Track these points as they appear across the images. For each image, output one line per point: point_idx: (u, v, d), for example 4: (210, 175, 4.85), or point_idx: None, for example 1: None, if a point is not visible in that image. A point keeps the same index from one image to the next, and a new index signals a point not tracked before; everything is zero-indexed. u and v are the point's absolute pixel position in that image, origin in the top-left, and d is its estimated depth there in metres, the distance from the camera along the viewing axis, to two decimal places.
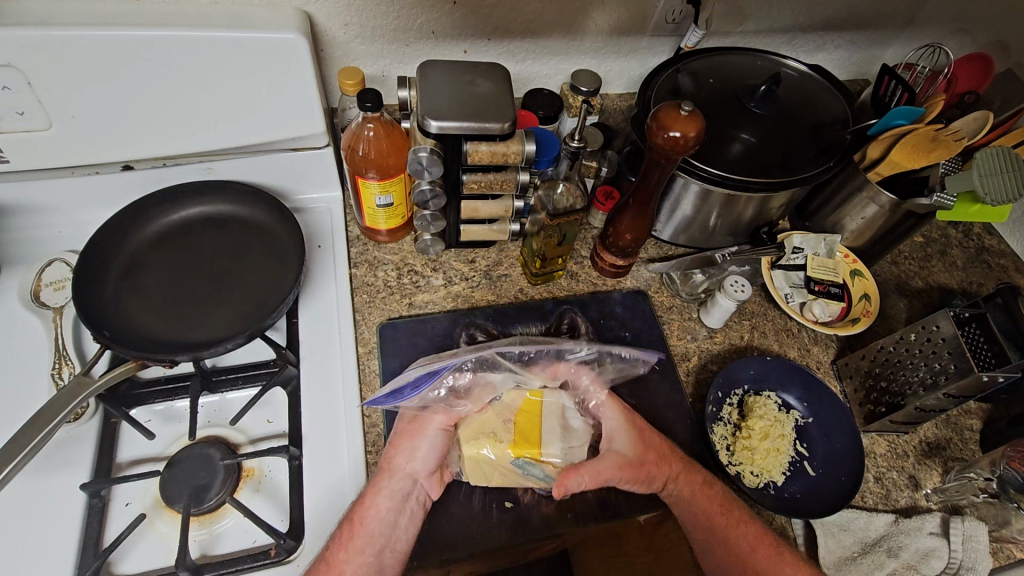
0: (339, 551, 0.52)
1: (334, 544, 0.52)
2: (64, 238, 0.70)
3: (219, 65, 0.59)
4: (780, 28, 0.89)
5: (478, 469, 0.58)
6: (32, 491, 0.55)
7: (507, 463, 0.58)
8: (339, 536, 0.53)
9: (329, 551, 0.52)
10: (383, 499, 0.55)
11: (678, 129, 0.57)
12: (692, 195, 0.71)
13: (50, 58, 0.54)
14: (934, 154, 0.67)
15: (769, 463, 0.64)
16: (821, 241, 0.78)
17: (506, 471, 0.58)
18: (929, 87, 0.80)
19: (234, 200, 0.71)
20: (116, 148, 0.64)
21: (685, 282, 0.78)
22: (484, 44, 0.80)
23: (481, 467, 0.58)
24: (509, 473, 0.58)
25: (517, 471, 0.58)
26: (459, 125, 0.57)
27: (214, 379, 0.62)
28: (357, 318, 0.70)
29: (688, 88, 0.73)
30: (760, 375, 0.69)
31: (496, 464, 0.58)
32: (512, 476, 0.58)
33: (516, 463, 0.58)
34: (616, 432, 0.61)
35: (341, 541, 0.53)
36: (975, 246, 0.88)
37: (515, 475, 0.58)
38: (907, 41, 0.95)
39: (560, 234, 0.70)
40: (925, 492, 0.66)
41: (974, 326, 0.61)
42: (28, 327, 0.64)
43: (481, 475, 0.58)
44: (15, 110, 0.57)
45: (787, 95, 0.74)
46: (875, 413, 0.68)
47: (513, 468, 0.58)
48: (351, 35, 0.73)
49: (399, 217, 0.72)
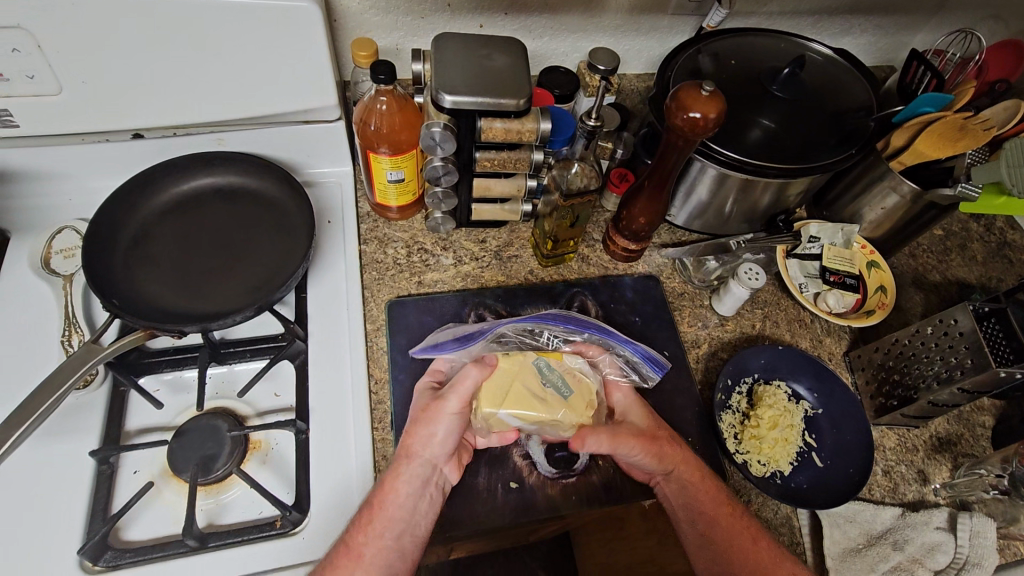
0: (358, 534, 0.51)
1: (355, 526, 0.52)
2: (72, 206, 0.70)
3: (231, 33, 0.58)
4: (805, 10, 0.86)
5: (497, 376, 0.58)
6: (42, 455, 0.56)
7: (528, 365, 0.59)
8: (361, 522, 0.52)
9: (349, 535, 0.51)
10: (405, 480, 0.53)
11: (697, 109, 0.55)
12: (708, 179, 0.69)
13: (62, 21, 0.53)
14: (960, 143, 0.66)
15: (777, 453, 0.64)
16: (838, 231, 0.76)
17: (528, 376, 0.58)
18: (958, 75, 0.77)
19: (245, 172, 0.70)
20: (126, 115, 0.63)
21: (698, 269, 0.77)
22: (500, 19, 0.78)
23: (502, 378, 0.58)
24: (527, 379, 0.58)
25: (538, 375, 0.59)
26: (473, 101, 0.56)
27: (222, 351, 0.62)
28: (366, 295, 0.70)
29: (708, 69, 0.71)
30: (770, 364, 0.69)
31: (516, 368, 0.58)
32: (532, 381, 0.58)
33: (537, 365, 0.59)
34: (626, 406, 0.62)
35: (360, 523, 0.52)
36: (996, 241, 0.86)
37: (534, 381, 0.58)
38: (937, 27, 0.93)
39: (573, 215, 0.68)
40: (933, 487, 0.65)
41: (993, 321, 0.60)
42: (38, 294, 0.64)
43: (498, 390, 0.57)
44: (25, 74, 0.56)
45: (811, 78, 0.72)
46: (887, 406, 0.68)
47: (533, 370, 0.59)
48: (365, 6, 0.72)
49: (410, 194, 0.72)
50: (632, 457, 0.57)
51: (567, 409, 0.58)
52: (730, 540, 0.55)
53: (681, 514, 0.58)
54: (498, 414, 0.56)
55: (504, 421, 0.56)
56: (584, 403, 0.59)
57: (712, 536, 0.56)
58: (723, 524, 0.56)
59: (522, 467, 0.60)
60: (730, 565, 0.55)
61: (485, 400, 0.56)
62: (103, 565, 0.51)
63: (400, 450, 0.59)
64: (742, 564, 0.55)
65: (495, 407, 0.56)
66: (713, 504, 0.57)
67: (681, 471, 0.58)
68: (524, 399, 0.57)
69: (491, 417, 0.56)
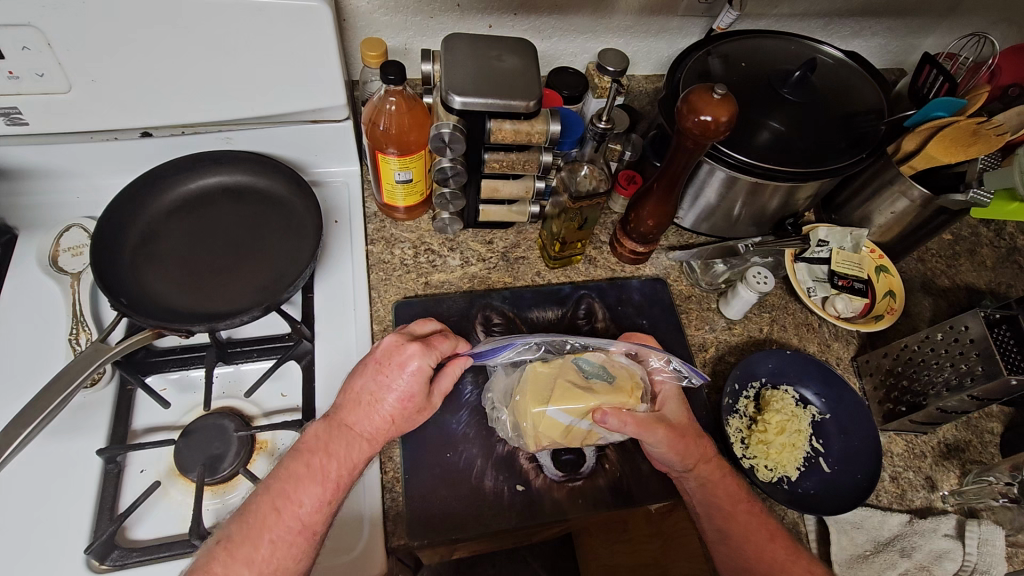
0: (311, 507, 0.46)
1: (311, 499, 0.46)
2: (81, 203, 0.70)
3: (238, 28, 0.58)
4: (816, 12, 0.86)
5: (542, 378, 0.59)
6: (51, 453, 0.56)
7: (568, 363, 0.60)
8: (311, 491, 0.46)
9: (295, 507, 0.46)
10: (363, 463, 0.50)
11: (709, 112, 0.55)
12: (717, 181, 0.69)
13: (72, 19, 0.53)
14: (972, 149, 0.65)
15: (785, 458, 0.63)
16: (847, 235, 0.76)
17: (567, 372, 0.59)
18: (972, 79, 0.77)
19: (252, 171, 0.70)
20: (134, 113, 0.63)
21: (706, 272, 0.76)
22: (510, 19, 0.78)
23: (541, 381, 0.59)
24: (569, 375, 0.59)
25: (578, 370, 0.60)
26: (483, 102, 0.56)
27: (228, 351, 0.62)
28: (373, 295, 0.70)
29: (719, 72, 0.71)
30: (779, 369, 0.68)
31: (557, 368, 0.60)
32: (572, 375, 0.59)
33: (577, 362, 0.60)
34: (668, 397, 0.60)
35: (313, 498, 0.46)
36: (1005, 246, 0.86)
37: (576, 376, 0.59)
38: (948, 30, 0.92)
39: (581, 217, 0.68)
40: (941, 494, 0.65)
41: (1004, 328, 0.59)
42: (45, 292, 0.64)
43: (539, 388, 0.58)
44: (34, 72, 0.56)
45: (822, 82, 0.72)
46: (894, 412, 0.67)
47: (574, 367, 0.60)
48: (374, 6, 0.72)
49: (417, 195, 0.71)
50: (656, 450, 0.56)
51: (612, 396, 0.57)
52: (748, 537, 0.54)
53: (701, 511, 0.57)
54: (547, 412, 0.57)
55: (554, 419, 0.57)
56: (629, 389, 0.58)
57: (729, 533, 0.55)
58: (741, 519, 0.55)
59: (528, 469, 0.60)
60: (747, 561, 0.53)
61: (532, 400, 0.57)
62: (110, 564, 0.51)
63: (406, 450, 0.59)
64: (758, 558, 0.53)
65: (543, 406, 0.57)
66: (730, 501, 0.56)
67: (702, 469, 0.56)
68: (570, 393, 0.57)
69: (539, 418, 0.57)
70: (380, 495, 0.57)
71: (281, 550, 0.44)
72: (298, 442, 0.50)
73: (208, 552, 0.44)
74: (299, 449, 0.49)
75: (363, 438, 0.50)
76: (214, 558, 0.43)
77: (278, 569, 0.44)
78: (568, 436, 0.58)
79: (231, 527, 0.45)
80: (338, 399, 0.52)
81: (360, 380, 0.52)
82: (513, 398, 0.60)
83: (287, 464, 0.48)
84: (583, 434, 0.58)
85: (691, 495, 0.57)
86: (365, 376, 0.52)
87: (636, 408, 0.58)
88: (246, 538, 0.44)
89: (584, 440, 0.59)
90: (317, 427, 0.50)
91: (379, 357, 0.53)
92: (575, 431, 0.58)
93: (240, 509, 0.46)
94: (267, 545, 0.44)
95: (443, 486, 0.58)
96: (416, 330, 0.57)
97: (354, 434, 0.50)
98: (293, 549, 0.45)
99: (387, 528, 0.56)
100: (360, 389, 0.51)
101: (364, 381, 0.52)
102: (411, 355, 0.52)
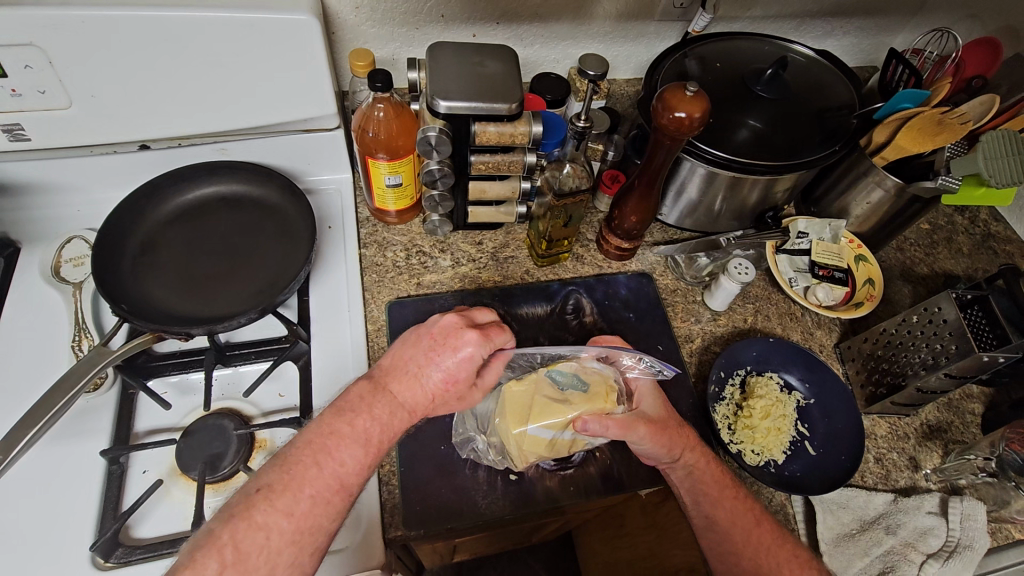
0: (354, 469, 0.47)
1: (351, 461, 0.47)
2: (81, 216, 0.72)
3: (233, 44, 0.61)
4: (788, 13, 0.89)
5: (518, 398, 0.61)
6: (55, 456, 0.57)
7: (542, 378, 0.62)
8: (353, 450, 0.47)
9: (337, 466, 0.46)
10: (400, 432, 0.51)
11: (683, 108, 0.57)
12: (697, 178, 0.71)
13: (73, 38, 0.56)
14: (938, 138, 0.67)
15: (770, 442, 0.65)
16: (826, 226, 0.78)
17: (542, 386, 0.61)
18: (937, 71, 0.78)
19: (246, 179, 0.72)
20: (132, 128, 0.66)
21: (690, 266, 0.79)
22: (492, 28, 0.81)
23: (519, 399, 0.60)
24: (545, 390, 0.61)
25: (553, 383, 0.61)
26: (467, 105, 0.58)
27: (227, 354, 0.64)
28: (366, 297, 0.72)
29: (695, 72, 0.73)
30: (762, 356, 0.70)
31: (531, 385, 0.61)
32: (548, 389, 0.61)
33: (550, 374, 0.62)
34: (644, 393, 0.62)
35: (354, 457, 0.47)
36: (981, 233, 0.88)
37: (551, 389, 0.61)
38: (916, 27, 0.95)
39: (567, 214, 0.71)
40: (924, 473, 0.67)
41: (977, 309, 0.61)
42: (48, 301, 0.66)
43: (518, 406, 0.60)
44: (36, 89, 0.59)
45: (794, 80, 0.75)
46: (876, 395, 0.69)
47: (548, 380, 0.62)
48: (362, 18, 0.75)
49: (408, 198, 0.74)
50: (641, 447, 0.57)
51: (589, 404, 0.59)
52: (735, 521, 0.56)
53: (688, 500, 0.58)
54: (529, 431, 0.58)
55: (536, 436, 0.58)
56: (603, 392, 0.61)
57: (716, 518, 0.56)
58: (727, 505, 0.56)
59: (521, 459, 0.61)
60: (734, 546, 0.55)
61: (513, 421, 0.59)
62: (114, 561, 0.52)
63: (400, 445, 0.61)
64: (745, 543, 0.55)
65: (523, 425, 0.58)
66: (716, 487, 0.57)
67: (687, 457, 0.58)
68: (548, 407, 0.59)
69: (523, 435, 0.58)
70: (377, 489, 0.59)
71: (319, 507, 0.44)
72: (338, 397, 0.51)
73: (246, 498, 0.43)
74: (343, 406, 0.49)
75: (404, 408, 0.51)
76: (254, 505, 0.43)
77: (313, 526, 0.44)
78: (554, 448, 0.59)
79: (269, 476, 0.45)
80: (383, 364, 0.53)
81: (411, 352, 0.53)
82: (492, 420, 0.60)
83: (329, 420, 0.48)
84: (568, 444, 0.60)
85: (678, 483, 0.59)
86: (418, 349, 0.53)
87: (614, 412, 0.59)
88: (287, 488, 0.44)
89: (571, 448, 0.60)
90: (362, 388, 0.51)
91: (435, 335, 0.54)
92: (559, 443, 0.59)
93: (275, 459, 0.46)
94: (307, 499, 0.44)
95: (438, 478, 0.60)
96: (474, 317, 0.58)
97: (396, 401, 0.51)
98: (329, 506, 0.45)
99: (384, 519, 0.57)
100: (408, 360, 0.53)
101: (415, 355, 0.53)
102: (466, 340, 0.54)
